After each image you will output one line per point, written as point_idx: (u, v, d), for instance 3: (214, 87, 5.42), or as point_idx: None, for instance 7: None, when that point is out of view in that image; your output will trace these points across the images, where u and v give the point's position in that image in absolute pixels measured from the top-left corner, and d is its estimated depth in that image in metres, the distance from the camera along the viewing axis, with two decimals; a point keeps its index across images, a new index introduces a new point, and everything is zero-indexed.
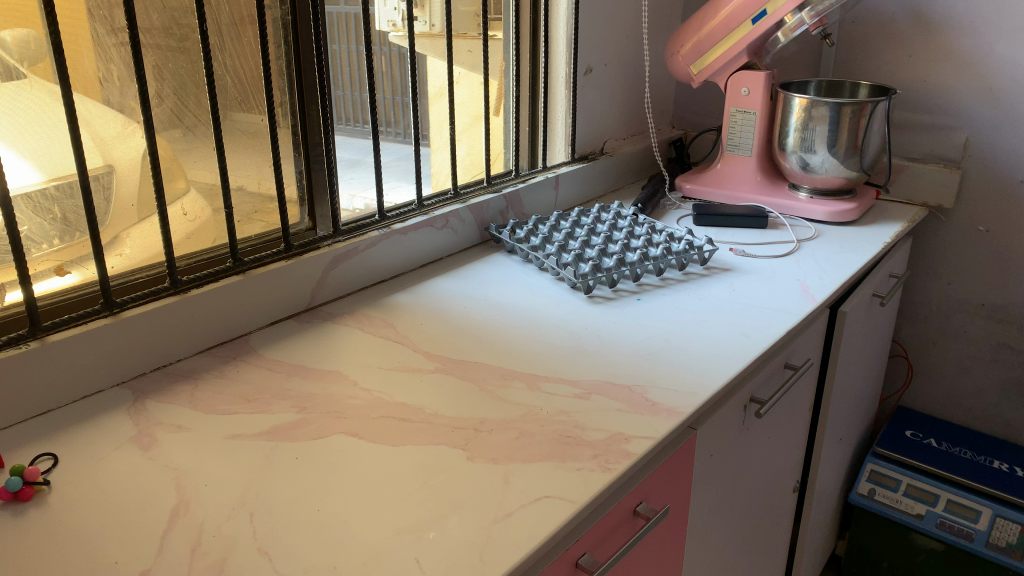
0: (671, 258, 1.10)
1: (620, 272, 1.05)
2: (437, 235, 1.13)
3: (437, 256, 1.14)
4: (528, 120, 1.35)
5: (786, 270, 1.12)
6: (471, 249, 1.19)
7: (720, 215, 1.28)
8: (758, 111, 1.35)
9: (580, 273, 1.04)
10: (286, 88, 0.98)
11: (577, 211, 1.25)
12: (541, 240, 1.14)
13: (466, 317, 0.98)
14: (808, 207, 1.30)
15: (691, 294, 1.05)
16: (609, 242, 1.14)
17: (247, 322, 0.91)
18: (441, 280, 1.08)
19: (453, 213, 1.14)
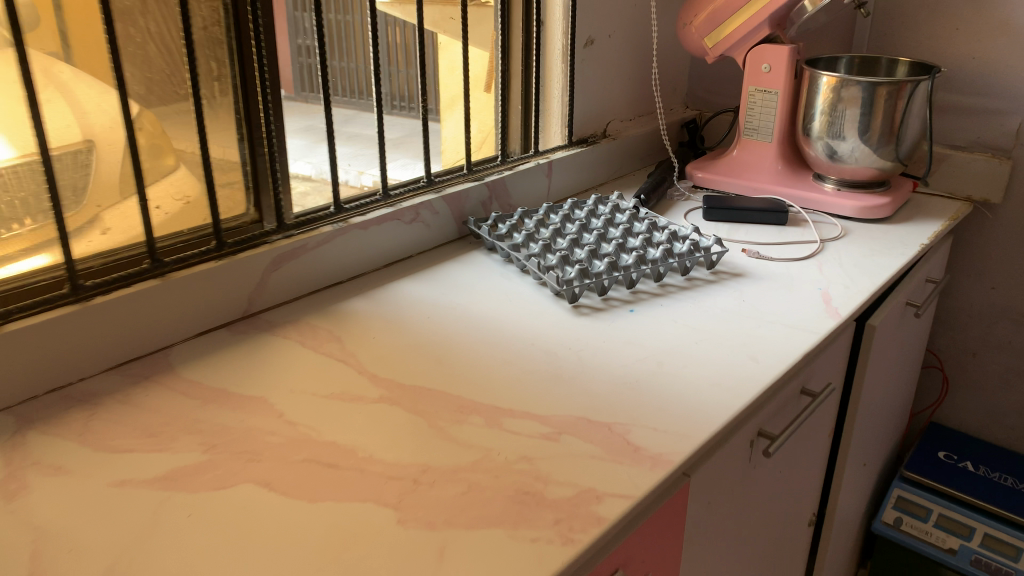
0: (671, 261, 0.96)
1: (611, 278, 0.91)
2: (405, 230, 0.99)
3: (406, 255, 1.01)
4: (519, 97, 1.20)
5: (806, 275, 0.97)
6: (445, 246, 1.04)
7: (734, 208, 1.13)
8: (779, 91, 1.19)
9: (564, 278, 0.90)
10: (224, 60, 0.83)
11: (571, 203, 1.11)
12: (524, 238, 1.00)
13: (428, 329, 0.84)
14: (833, 201, 1.15)
15: (693, 305, 0.90)
16: (602, 242, 1.00)
17: (168, 334, 0.78)
18: (406, 283, 0.94)
19: (424, 204, 1.00)
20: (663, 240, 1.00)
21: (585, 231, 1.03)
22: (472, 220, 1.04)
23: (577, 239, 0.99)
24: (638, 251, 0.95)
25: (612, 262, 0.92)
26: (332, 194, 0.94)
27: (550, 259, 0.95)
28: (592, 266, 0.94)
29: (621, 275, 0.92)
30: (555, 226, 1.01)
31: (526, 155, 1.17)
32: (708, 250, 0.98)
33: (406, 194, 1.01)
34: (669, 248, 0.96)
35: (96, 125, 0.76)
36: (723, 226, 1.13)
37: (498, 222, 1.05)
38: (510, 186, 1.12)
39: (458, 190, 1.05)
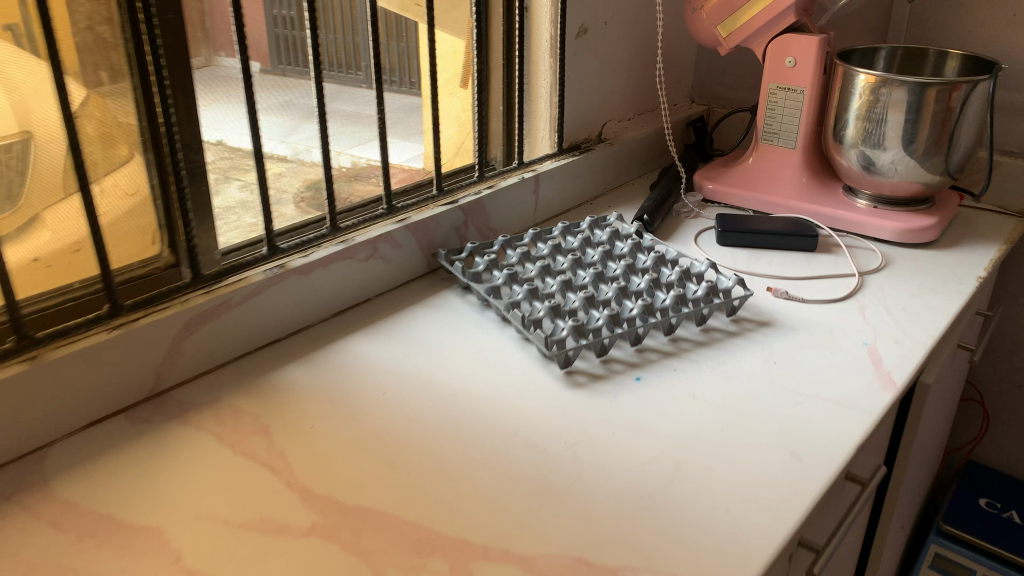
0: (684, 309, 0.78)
1: (612, 335, 0.73)
2: (360, 270, 0.81)
3: (362, 299, 0.82)
4: (501, 97, 1.01)
5: (847, 326, 0.80)
6: (410, 285, 0.86)
7: (755, 231, 0.96)
8: (806, 89, 1.01)
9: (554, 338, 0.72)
10: (121, 68, 0.64)
11: (561, 228, 0.93)
12: (504, 278, 0.82)
13: (383, 410, 0.67)
14: (869, 221, 0.97)
15: (714, 370, 0.73)
16: (600, 283, 0.82)
17: (44, 430, 0.61)
18: (359, 340, 0.77)
19: (384, 238, 0.82)
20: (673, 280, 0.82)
21: (579, 267, 0.85)
22: (444, 252, 0.86)
23: (569, 279, 0.81)
24: (644, 299, 0.77)
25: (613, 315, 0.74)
26: (264, 231, 0.75)
27: (537, 308, 0.77)
28: (587, 319, 0.76)
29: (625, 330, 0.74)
30: (542, 263, 0.83)
31: (508, 168, 0.99)
32: (728, 293, 0.80)
33: (361, 225, 0.83)
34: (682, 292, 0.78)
35: (34, 113, 0.60)
36: (741, 253, 0.95)
37: (475, 256, 0.87)
38: (489, 207, 0.94)
39: (427, 217, 0.86)
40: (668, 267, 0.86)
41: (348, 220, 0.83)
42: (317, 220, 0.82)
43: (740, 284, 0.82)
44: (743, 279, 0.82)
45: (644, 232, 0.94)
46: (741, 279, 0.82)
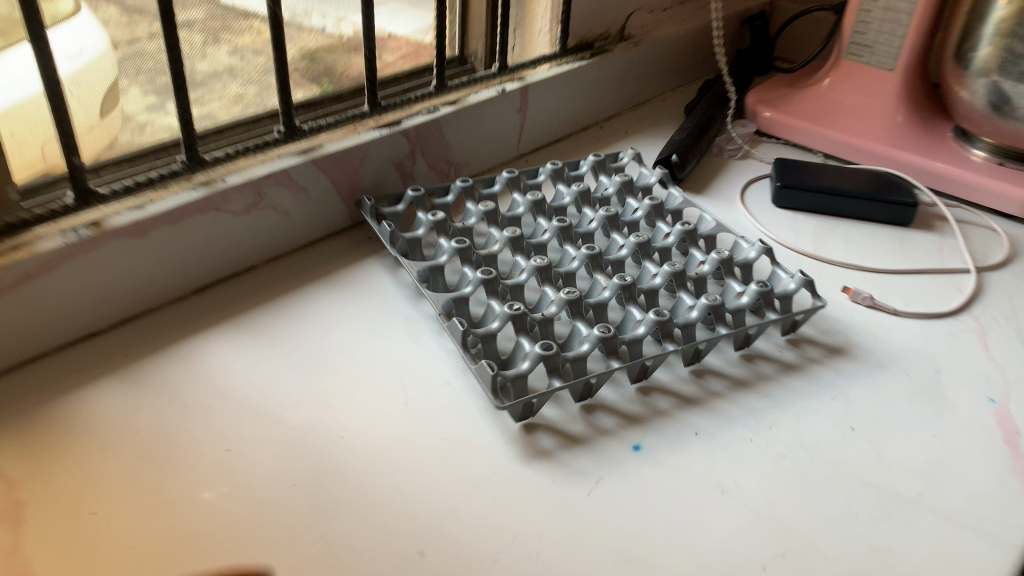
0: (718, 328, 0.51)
1: (602, 373, 0.47)
2: (234, 227, 0.54)
3: (237, 269, 0.56)
4: None
5: (960, 364, 0.53)
6: (320, 247, 0.59)
7: (827, 192, 0.67)
8: None
9: (508, 374, 0.45)
10: None
11: (549, 173, 0.65)
12: (450, 251, 0.55)
13: (217, 487, 0.42)
14: (991, 186, 0.68)
15: (754, 438, 0.47)
16: (593, 271, 0.55)
17: None
18: (221, 344, 0.51)
19: (275, 178, 0.55)
20: (703, 275, 0.55)
21: (567, 240, 0.58)
22: (370, 202, 0.58)
23: (548, 263, 0.54)
24: (659, 311, 0.50)
25: (604, 339, 0.48)
26: (67, 165, 0.47)
27: (492, 310, 0.50)
28: (565, 337, 0.50)
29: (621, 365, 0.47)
30: (511, 233, 0.56)
31: (484, 74, 0.69)
32: (785, 301, 0.53)
33: (241, 155, 0.55)
34: (717, 300, 0.51)
35: None
36: (803, 222, 0.67)
37: (416, 209, 0.60)
38: (449, 133, 0.65)
39: (347, 147, 0.58)
40: (699, 250, 0.58)
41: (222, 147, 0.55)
42: (171, 144, 0.54)
43: (806, 283, 0.54)
44: (811, 279, 0.54)
45: (669, 186, 0.66)
46: (807, 282, 0.54)
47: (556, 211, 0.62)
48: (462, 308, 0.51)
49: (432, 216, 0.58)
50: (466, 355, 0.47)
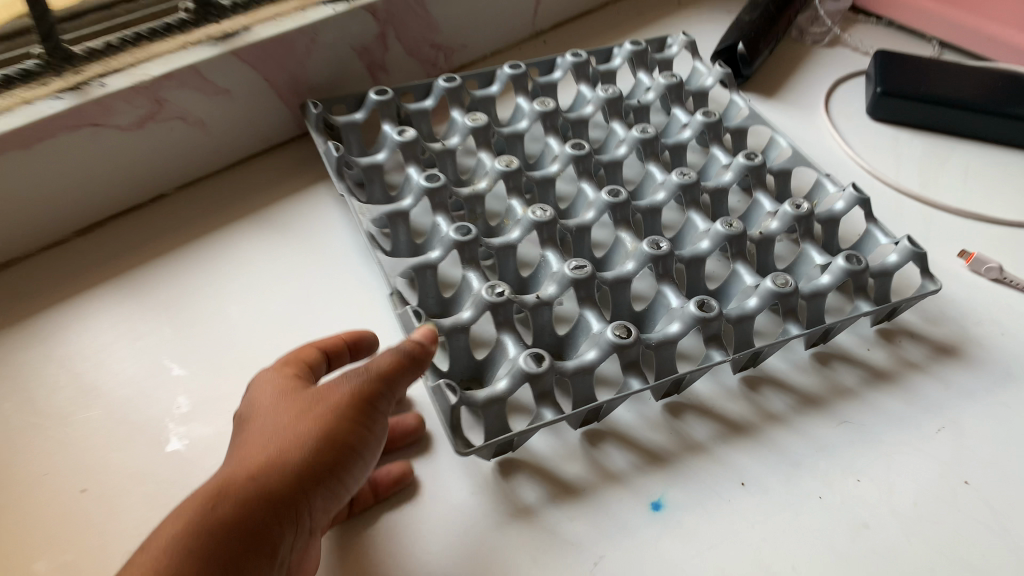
0: (788, 327, 0.37)
1: (615, 398, 0.33)
2: (122, 148, 0.39)
3: (137, 200, 0.42)
4: None
5: None
6: (256, 168, 0.45)
7: (943, 100, 0.49)
8: None
9: (477, 398, 0.32)
10: None
11: (568, 67, 0.49)
12: (417, 191, 0.39)
13: (57, 554, 0.29)
14: None
15: (824, 496, 0.33)
16: (617, 226, 0.40)
17: None
18: (103, 314, 0.37)
19: (179, 79, 0.39)
20: (770, 236, 0.40)
21: (585, 174, 0.43)
22: (316, 110, 0.43)
23: (552, 215, 0.39)
24: (704, 301, 0.35)
25: (619, 346, 0.33)
26: None
27: (468, 285, 0.36)
28: (569, 331, 0.36)
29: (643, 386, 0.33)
30: (505, 166, 0.40)
31: None
32: (880, 282, 0.39)
33: (130, 46, 0.40)
34: (787, 284, 0.37)
35: None
36: (909, 142, 0.50)
37: (381, 118, 0.44)
38: (436, 10, 0.49)
39: (283, 34, 0.42)
40: (766, 195, 0.43)
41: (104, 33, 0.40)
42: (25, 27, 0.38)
43: (918, 257, 0.39)
44: (923, 253, 0.39)
45: (731, 92, 0.50)
46: (916, 254, 0.39)
47: (575, 126, 0.46)
48: (424, 278, 0.36)
49: (397, 133, 0.42)
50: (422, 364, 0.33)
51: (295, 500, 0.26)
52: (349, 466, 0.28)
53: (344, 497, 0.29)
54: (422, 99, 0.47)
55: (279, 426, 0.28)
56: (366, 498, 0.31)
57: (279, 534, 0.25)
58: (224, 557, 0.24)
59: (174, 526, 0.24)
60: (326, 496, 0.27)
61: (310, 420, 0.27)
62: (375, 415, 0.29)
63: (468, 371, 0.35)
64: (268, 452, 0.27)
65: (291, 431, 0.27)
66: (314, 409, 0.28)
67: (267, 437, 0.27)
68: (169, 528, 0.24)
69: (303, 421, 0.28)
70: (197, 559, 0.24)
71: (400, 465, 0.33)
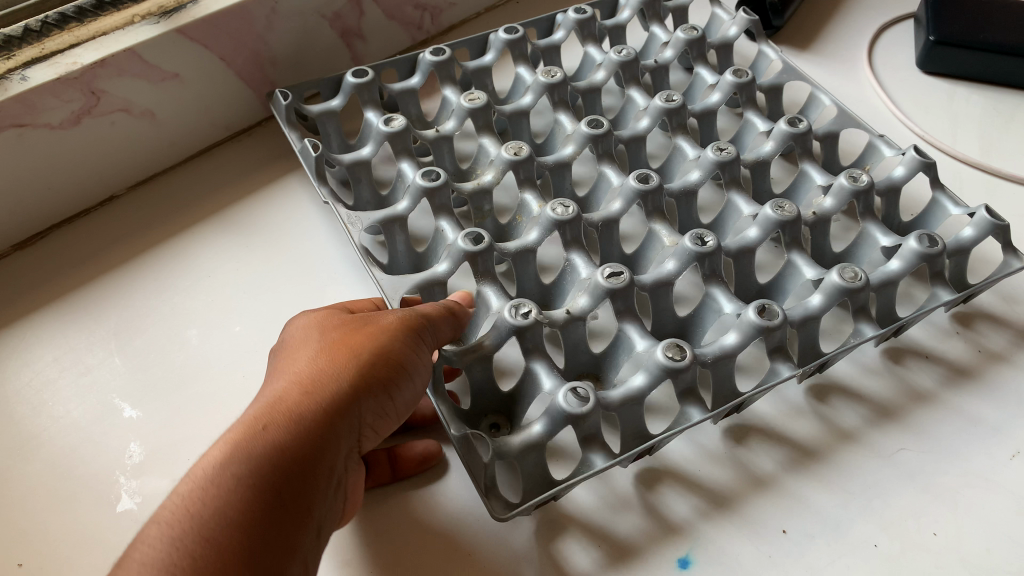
0: (861, 328, 0.31)
1: (672, 431, 0.27)
2: (56, 149, 0.34)
3: (81, 205, 0.37)
4: None
5: None
6: (221, 160, 0.40)
7: (1008, 49, 0.43)
8: None
9: (512, 446, 0.26)
10: None
11: (571, 26, 0.42)
12: (413, 192, 0.33)
13: None
14: None
15: (881, 545, 0.28)
16: (649, 217, 0.35)
17: None
18: (44, 346, 0.33)
19: (115, 68, 0.34)
20: (824, 215, 0.35)
21: (605, 155, 0.37)
22: (284, 102, 0.37)
23: (575, 210, 0.33)
24: (767, 309, 0.30)
25: (673, 371, 0.28)
26: None
27: (485, 302, 0.31)
28: (607, 347, 0.31)
29: (706, 416, 0.28)
30: (514, 155, 0.34)
31: None
32: (958, 262, 0.34)
33: (52, 28, 0.35)
34: (857, 277, 0.31)
35: None
36: (967, 97, 0.44)
37: (361, 101, 0.38)
38: None
39: (236, 4, 0.36)
40: (814, 165, 0.37)
41: (26, 15, 0.35)
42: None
43: (1000, 226, 0.33)
44: (1006, 227, 0.33)
45: (759, 42, 0.43)
46: (996, 227, 0.33)
47: (587, 95, 0.40)
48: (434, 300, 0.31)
49: (383, 122, 0.36)
50: (442, 409, 0.27)
51: (349, 421, 0.23)
52: (403, 387, 0.25)
53: (395, 422, 0.26)
54: (408, 74, 0.41)
55: (327, 344, 0.25)
56: (384, 473, 0.29)
57: (334, 453, 0.22)
58: (289, 462, 0.21)
59: (218, 451, 0.21)
60: (376, 413, 0.24)
61: (355, 337, 0.25)
62: (426, 331, 0.26)
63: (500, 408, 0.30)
64: (320, 368, 0.24)
65: (343, 346, 0.24)
66: (366, 327, 0.25)
67: (314, 354, 0.24)
68: (215, 453, 0.21)
69: (355, 337, 0.25)
70: (254, 483, 0.20)
71: (425, 442, 0.29)
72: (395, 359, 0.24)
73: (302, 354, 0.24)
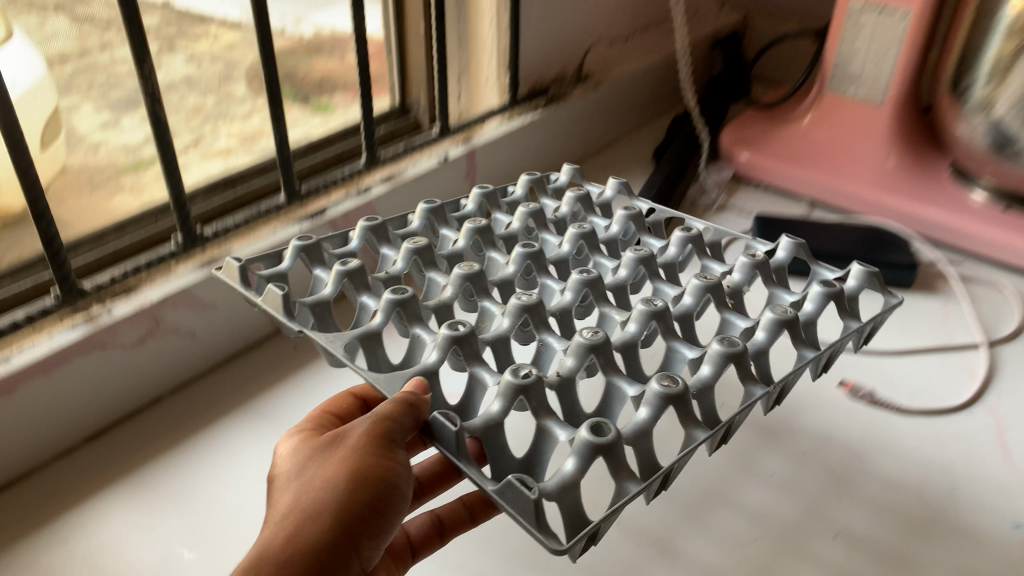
0: (803, 351, 0.41)
1: (683, 455, 0.33)
2: (126, 363, 0.46)
3: (135, 405, 0.48)
4: (420, 14, 0.64)
5: (977, 478, 0.45)
6: (241, 369, 0.52)
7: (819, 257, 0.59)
8: (915, 13, 0.62)
9: (548, 490, 0.31)
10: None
11: (479, 199, 0.54)
12: (387, 307, 0.41)
13: None
14: (1001, 238, 0.60)
15: None
16: (597, 301, 0.44)
17: None
18: (113, 511, 0.43)
19: (172, 302, 0.47)
20: (736, 286, 0.47)
21: (541, 271, 0.47)
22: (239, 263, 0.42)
23: (536, 298, 0.41)
24: (728, 339, 0.38)
25: (670, 396, 0.35)
26: None
27: (481, 381, 0.37)
28: (603, 402, 0.38)
29: (707, 433, 0.34)
30: (468, 270, 0.43)
31: (422, 140, 0.63)
32: (852, 302, 0.45)
33: (128, 279, 0.47)
34: (785, 310, 0.41)
35: None
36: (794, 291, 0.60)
37: (309, 263, 0.46)
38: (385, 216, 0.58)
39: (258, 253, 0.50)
40: (710, 259, 0.50)
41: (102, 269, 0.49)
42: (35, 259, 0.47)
43: (873, 272, 0.46)
44: (877, 272, 0.46)
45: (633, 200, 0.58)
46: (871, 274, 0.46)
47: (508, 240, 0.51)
48: (435, 385, 0.38)
49: (340, 265, 0.44)
50: (473, 471, 0.32)
51: (342, 538, 0.32)
52: (384, 496, 0.34)
53: (390, 536, 0.35)
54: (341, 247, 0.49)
55: (319, 476, 0.34)
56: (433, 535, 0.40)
57: (331, 562, 0.31)
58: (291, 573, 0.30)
59: (239, 569, 0.30)
60: (366, 527, 0.33)
61: (339, 465, 0.34)
62: (394, 449, 0.35)
63: (521, 469, 0.34)
64: (313, 497, 0.33)
65: (329, 476, 0.34)
66: (346, 458, 0.34)
67: (306, 486, 0.34)
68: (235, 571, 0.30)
69: (337, 467, 0.34)
70: None
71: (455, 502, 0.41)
72: (374, 478, 0.34)
73: (302, 485, 0.34)
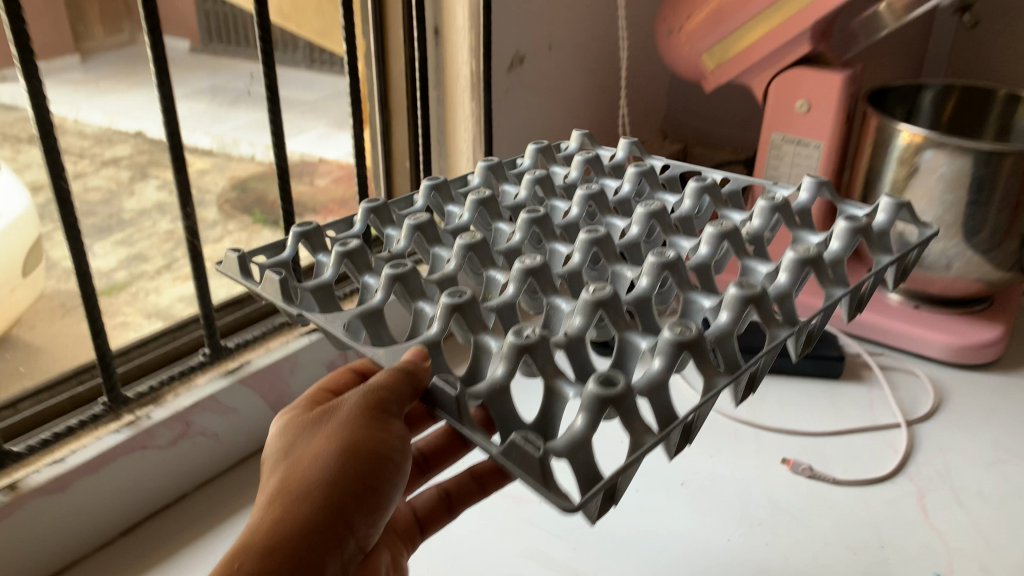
0: (833, 288, 0.44)
1: (698, 405, 0.34)
2: (160, 462, 0.52)
3: (166, 500, 0.54)
4: (405, 151, 0.74)
5: (901, 537, 0.53)
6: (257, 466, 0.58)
7: None
8: (826, 143, 0.74)
9: (559, 449, 0.31)
10: None
11: (484, 171, 0.58)
12: (386, 282, 0.42)
13: None
14: (915, 331, 0.70)
15: None
16: (608, 261, 0.46)
17: None
18: None
19: (202, 407, 0.54)
20: (757, 230, 0.50)
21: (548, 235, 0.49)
22: (236, 253, 0.45)
23: (539, 261, 0.42)
24: (748, 283, 0.40)
25: (682, 343, 0.35)
26: None
27: (487, 351, 0.37)
28: (617, 357, 0.38)
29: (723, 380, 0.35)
30: (469, 239, 0.45)
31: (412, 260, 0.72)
32: (881, 235, 0.49)
33: (163, 387, 0.54)
34: (808, 249, 0.44)
35: None
36: None
37: (310, 248, 0.49)
38: None
39: (274, 363, 0.58)
40: (731, 208, 0.54)
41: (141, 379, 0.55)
42: (83, 368, 0.53)
43: (902, 204, 0.50)
44: (905, 203, 0.50)
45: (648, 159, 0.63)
46: (900, 204, 0.50)
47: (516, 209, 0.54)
48: (436, 354, 0.38)
49: (340, 246, 0.46)
50: (477, 441, 0.32)
51: (334, 509, 0.36)
52: (376, 465, 0.38)
53: (383, 502, 0.39)
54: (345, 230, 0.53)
55: (314, 449, 0.38)
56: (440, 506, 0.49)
57: (325, 529, 0.36)
58: (288, 540, 0.35)
59: (242, 538, 0.35)
60: (358, 495, 0.37)
61: (332, 438, 0.38)
62: (383, 419, 0.39)
63: (534, 430, 0.34)
64: (308, 470, 0.37)
65: (324, 450, 0.38)
66: (339, 433, 0.38)
67: (303, 460, 0.38)
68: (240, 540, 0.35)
69: (331, 441, 0.38)
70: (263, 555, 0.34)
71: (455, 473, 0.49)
72: (364, 451, 0.38)
73: (299, 458, 0.38)
